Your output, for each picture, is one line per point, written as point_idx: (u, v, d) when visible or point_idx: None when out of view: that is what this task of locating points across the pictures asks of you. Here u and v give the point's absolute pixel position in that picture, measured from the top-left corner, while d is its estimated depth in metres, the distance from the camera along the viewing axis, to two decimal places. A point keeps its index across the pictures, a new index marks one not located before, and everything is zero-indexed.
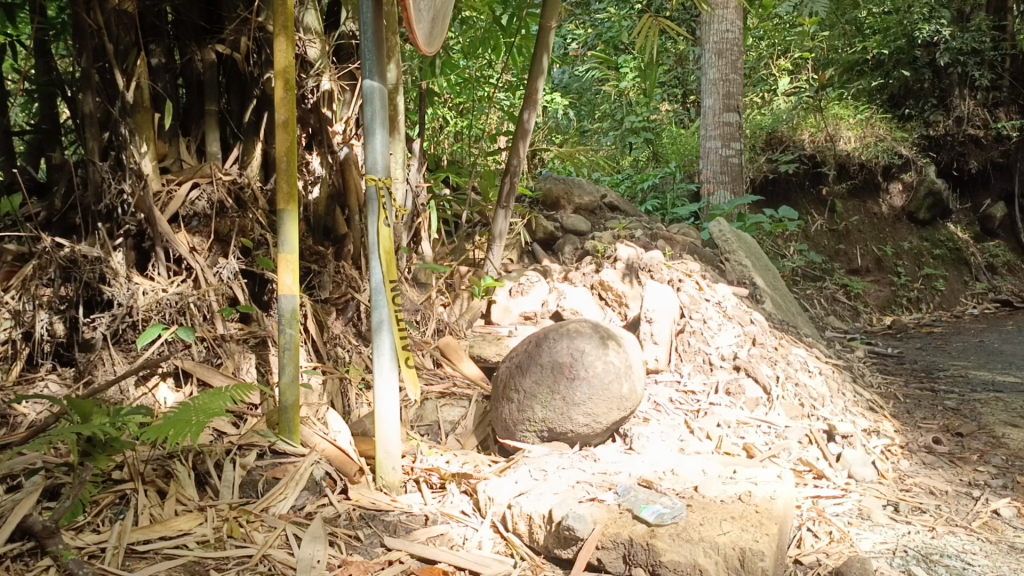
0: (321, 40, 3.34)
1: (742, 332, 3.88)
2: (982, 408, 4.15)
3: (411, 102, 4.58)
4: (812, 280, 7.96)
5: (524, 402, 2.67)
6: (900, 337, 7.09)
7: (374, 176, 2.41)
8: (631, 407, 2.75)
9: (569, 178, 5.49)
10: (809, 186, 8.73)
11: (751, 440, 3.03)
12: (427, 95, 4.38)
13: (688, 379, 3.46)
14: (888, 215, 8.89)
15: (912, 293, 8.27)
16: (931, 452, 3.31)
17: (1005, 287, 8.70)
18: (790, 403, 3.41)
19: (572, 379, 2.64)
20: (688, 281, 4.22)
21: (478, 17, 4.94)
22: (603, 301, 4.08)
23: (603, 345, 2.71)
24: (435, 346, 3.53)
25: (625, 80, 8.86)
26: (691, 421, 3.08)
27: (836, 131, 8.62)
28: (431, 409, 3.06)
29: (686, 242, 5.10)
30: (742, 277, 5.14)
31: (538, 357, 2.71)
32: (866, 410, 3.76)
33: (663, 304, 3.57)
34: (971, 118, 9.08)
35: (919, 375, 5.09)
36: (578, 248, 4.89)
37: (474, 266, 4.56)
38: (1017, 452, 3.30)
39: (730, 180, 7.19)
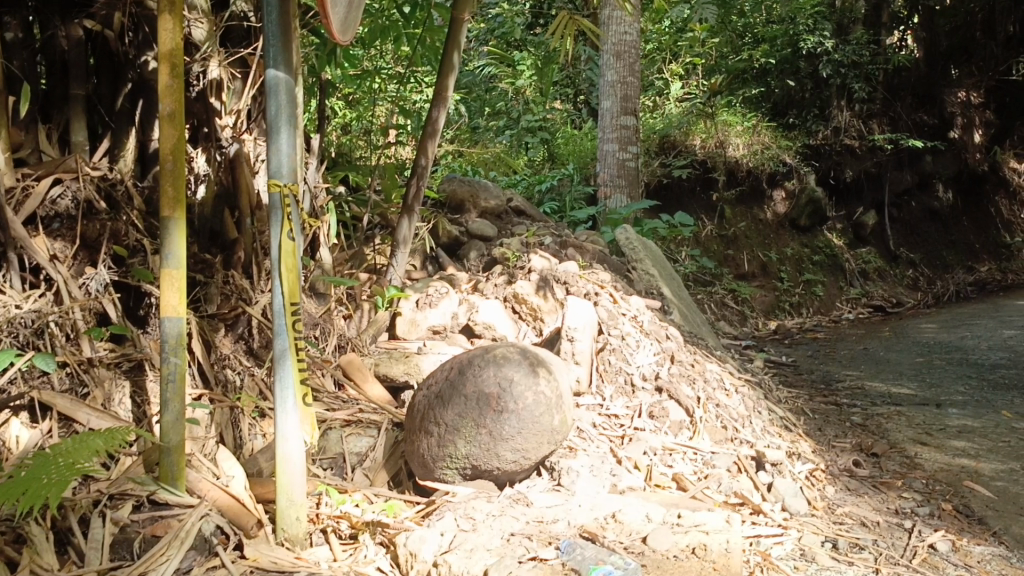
0: (209, 20, 2.97)
1: (661, 349, 3.67)
2: (888, 424, 4.15)
3: (308, 94, 4.22)
4: (702, 284, 7.99)
5: (444, 437, 2.40)
6: (788, 343, 7.18)
7: (279, 182, 2.09)
8: (561, 439, 2.52)
9: (474, 180, 5.23)
10: (700, 191, 8.75)
11: (680, 470, 2.87)
12: (325, 87, 4.04)
13: (610, 404, 3.27)
14: (772, 221, 9.05)
15: (794, 298, 8.43)
16: (852, 476, 3.22)
17: (877, 292, 8.99)
18: (714, 426, 3.27)
19: (499, 412, 2.39)
20: (604, 295, 4.00)
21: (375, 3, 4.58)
22: (516, 314, 3.85)
23: (533, 373, 2.47)
24: (336, 366, 3.23)
25: (521, 78, 8.73)
26: (618, 450, 2.90)
27: (725, 138, 8.72)
28: (335, 440, 2.75)
29: (596, 250, 4.94)
30: (650, 288, 5.02)
31: (462, 386, 2.44)
32: (782, 430, 3.67)
33: (585, 312, 3.38)
34: (847, 128, 9.37)
35: (820, 387, 5.09)
36: (484, 254, 4.70)
37: (374, 272, 4.24)
38: (933, 475, 3.26)
39: (626, 184, 7.11)
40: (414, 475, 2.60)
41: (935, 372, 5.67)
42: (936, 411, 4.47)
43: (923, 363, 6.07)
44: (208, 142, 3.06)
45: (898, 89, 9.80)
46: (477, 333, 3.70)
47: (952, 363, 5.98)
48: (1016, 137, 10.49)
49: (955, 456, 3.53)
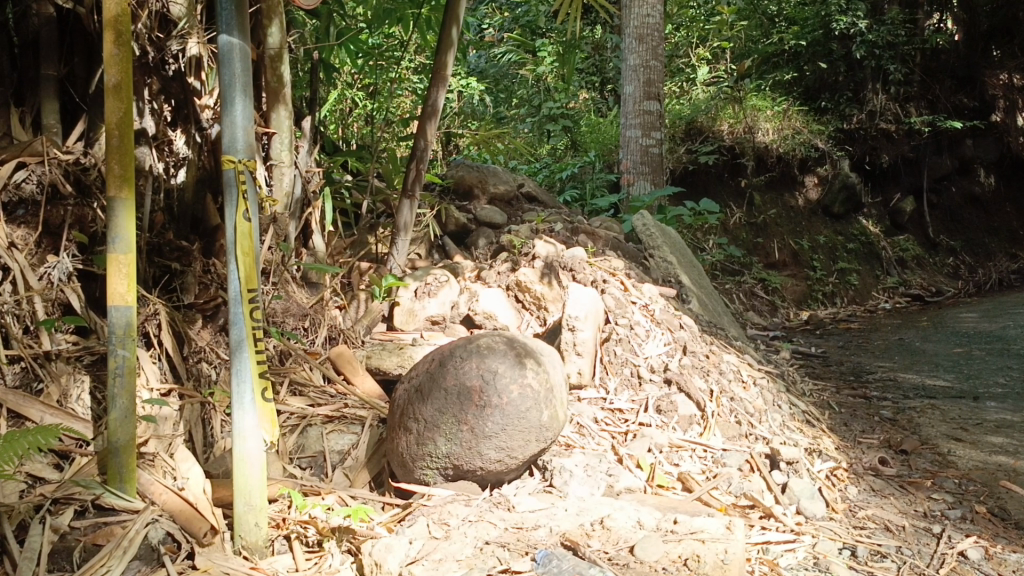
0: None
1: (670, 339, 3.46)
2: (919, 418, 3.89)
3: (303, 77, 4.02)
4: (730, 274, 7.72)
5: (423, 434, 2.22)
6: (819, 334, 6.90)
7: (233, 157, 1.91)
8: (552, 437, 2.33)
9: (483, 166, 5.05)
10: (728, 177, 8.44)
11: (687, 469, 2.68)
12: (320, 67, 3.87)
13: (615, 398, 3.07)
14: (804, 208, 8.72)
15: (826, 288, 8.13)
16: (877, 475, 2.98)
17: (915, 281, 8.65)
18: (726, 421, 3.05)
19: (482, 408, 2.20)
20: (613, 283, 3.81)
21: None
22: (519, 304, 3.67)
23: (520, 364, 2.28)
24: (326, 359, 3.06)
25: (543, 65, 8.52)
26: (619, 448, 2.71)
27: (754, 123, 8.38)
28: (315, 438, 2.58)
29: (610, 237, 4.73)
30: (667, 276, 4.80)
31: (442, 379, 2.25)
32: (803, 425, 3.43)
33: (585, 297, 3.14)
34: (883, 112, 8.99)
35: (848, 379, 4.83)
36: (493, 241, 4.52)
37: (375, 262, 4.06)
38: (967, 474, 3.01)
39: (651, 170, 6.83)
40: (394, 476, 2.41)
41: (974, 364, 5.37)
42: (972, 405, 4.20)
43: (962, 354, 5.77)
44: (188, 123, 2.89)
45: (936, 72, 9.44)
46: (477, 323, 3.55)
47: (993, 354, 5.67)
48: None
49: (992, 452, 3.28)
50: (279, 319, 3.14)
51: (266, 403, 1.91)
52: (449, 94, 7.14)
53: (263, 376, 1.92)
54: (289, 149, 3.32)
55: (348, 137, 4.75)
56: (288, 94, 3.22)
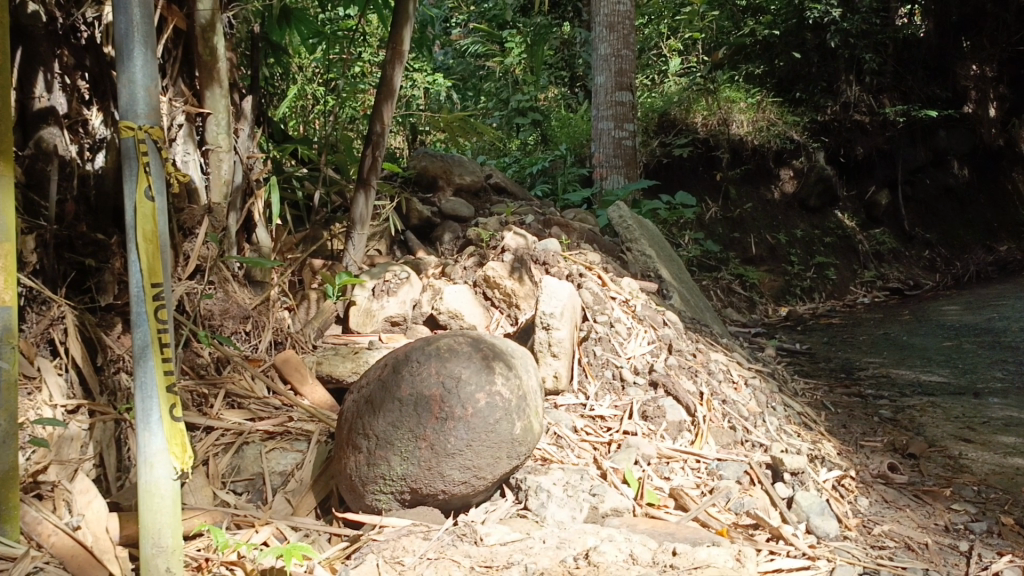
0: None
1: (653, 337, 3.19)
2: (921, 418, 3.62)
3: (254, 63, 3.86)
4: (707, 270, 7.44)
5: (375, 453, 1.88)
6: (800, 330, 6.64)
7: (132, 124, 1.58)
8: (528, 451, 2.00)
9: (447, 155, 4.71)
10: (703, 171, 8.17)
11: (680, 483, 2.37)
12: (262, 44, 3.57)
13: (596, 404, 2.74)
14: (780, 201, 8.48)
15: (804, 282, 7.89)
16: (887, 483, 2.70)
17: (893, 274, 8.46)
18: (720, 426, 2.76)
19: (443, 421, 1.87)
20: (591, 278, 3.51)
21: None
22: (488, 301, 3.35)
23: (487, 368, 1.94)
24: (272, 365, 2.74)
25: (510, 57, 8.22)
26: (602, 460, 2.40)
27: (728, 114, 8.13)
28: (253, 458, 2.23)
29: (585, 230, 4.42)
30: (646, 270, 4.51)
31: (396, 388, 1.91)
32: (801, 429, 3.15)
33: (563, 290, 2.79)
34: (857, 103, 8.87)
35: (839, 377, 4.56)
36: (459, 236, 4.23)
37: (330, 259, 3.73)
38: (985, 480, 2.75)
39: (624, 164, 6.53)
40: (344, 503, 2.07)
41: (965, 358, 5.14)
42: (974, 401, 3.96)
43: (951, 348, 5.54)
44: (106, 101, 2.53)
45: (909, 63, 9.26)
46: (442, 323, 3.20)
47: (984, 347, 5.45)
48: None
49: (1007, 455, 3.03)
50: (216, 322, 2.78)
51: (177, 422, 1.56)
52: (413, 90, 6.81)
53: (170, 389, 1.57)
54: (227, 132, 2.99)
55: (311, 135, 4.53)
56: (223, 70, 2.91)
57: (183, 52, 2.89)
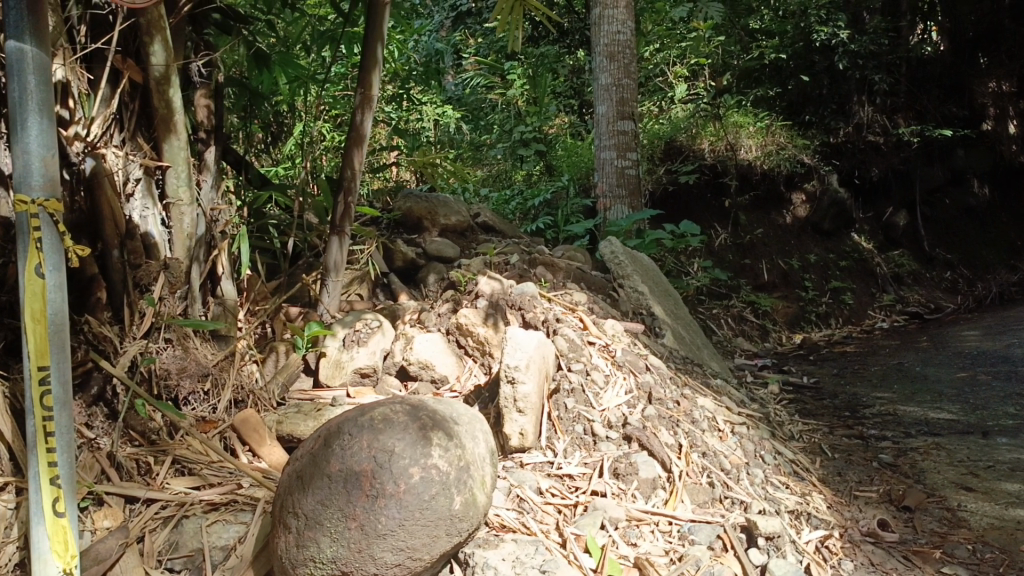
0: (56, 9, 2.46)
1: (632, 384, 3.06)
2: (924, 463, 3.47)
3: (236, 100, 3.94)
4: (717, 298, 7.25)
5: (303, 533, 1.77)
6: (813, 360, 6.45)
7: (25, 197, 1.58)
8: (472, 527, 1.89)
9: (432, 195, 4.63)
10: (711, 198, 8.00)
11: (647, 550, 2.24)
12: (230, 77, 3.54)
13: (564, 462, 2.60)
14: (792, 226, 8.29)
15: (820, 308, 7.69)
16: (877, 542, 2.56)
17: (912, 298, 8.25)
18: (697, 483, 2.62)
19: (374, 499, 1.76)
20: (570, 321, 3.38)
21: (315, 15, 4.34)
22: (462, 349, 3.22)
23: (422, 440, 1.84)
24: (229, 427, 2.66)
25: (512, 88, 8.06)
26: (564, 526, 2.27)
27: (736, 139, 7.93)
28: (192, 532, 2.14)
29: (571, 269, 4.30)
30: (638, 307, 4.36)
31: (326, 464, 1.81)
32: (791, 479, 3.01)
33: (529, 342, 2.65)
34: (870, 124, 8.69)
35: (843, 415, 4.39)
36: (444, 277, 4.09)
37: (307, 306, 3.62)
38: (982, 537, 2.62)
39: (627, 192, 6.28)
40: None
41: (978, 391, 4.95)
42: (981, 442, 3.80)
43: (965, 379, 5.36)
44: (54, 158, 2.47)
45: (924, 82, 9.08)
46: (413, 374, 3.11)
47: (998, 378, 5.28)
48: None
49: (1008, 507, 2.89)
50: (173, 381, 2.67)
51: (57, 519, 1.64)
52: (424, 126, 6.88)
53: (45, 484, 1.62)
54: (188, 185, 2.89)
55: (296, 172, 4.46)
56: (181, 121, 2.80)
57: (141, 105, 2.80)
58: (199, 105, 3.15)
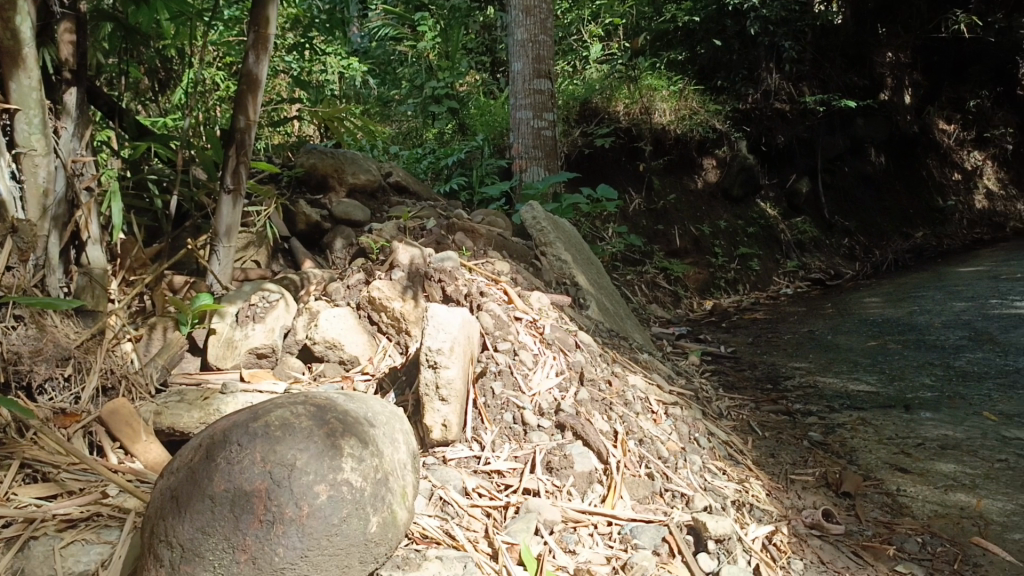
0: None
1: (563, 365, 2.79)
2: (853, 438, 3.28)
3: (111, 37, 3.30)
4: (631, 264, 7.00)
5: (179, 568, 1.43)
6: (726, 327, 6.31)
7: None
8: (390, 550, 1.59)
9: (338, 152, 4.20)
10: (626, 162, 7.66)
11: (588, 559, 1.97)
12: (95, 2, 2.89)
13: (493, 456, 2.30)
14: (703, 191, 8.09)
15: (728, 274, 7.53)
16: (823, 536, 2.33)
17: (815, 264, 8.21)
18: (636, 475, 2.37)
19: (270, 526, 1.43)
20: (494, 295, 3.06)
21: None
22: (375, 326, 2.88)
23: (330, 451, 1.52)
24: (96, 421, 2.29)
25: (422, 41, 7.60)
26: (495, 534, 1.99)
27: (651, 103, 7.68)
28: (43, 557, 1.76)
29: (491, 234, 3.97)
30: (561, 276, 4.08)
31: (209, 482, 1.47)
32: (728, 465, 2.75)
33: (453, 321, 2.34)
34: (777, 92, 8.61)
35: (765, 388, 4.25)
36: (352, 243, 3.70)
37: (194, 275, 3.19)
38: (928, 526, 2.42)
39: (544, 155, 5.94)
40: None
41: (892, 360, 4.84)
42: (906, 417, 3.57)
43: (876, 349, 5.22)
44: None
45: (827, 51, 9.00)
46: (318, 355, 2.74)
47: (910, 347, 5.11)
48: (942, 99, 10.16)
49: (948, 489, 2.68)
50: (25, 368, 2.28)
51: None
52: (329, 77, 6.46)
53: None
54: (43, 132, 2.45)
55: (174, 122, 3.93)
56: (31, 56, 2.36)
57: None
58: (61, 40, 2.62)
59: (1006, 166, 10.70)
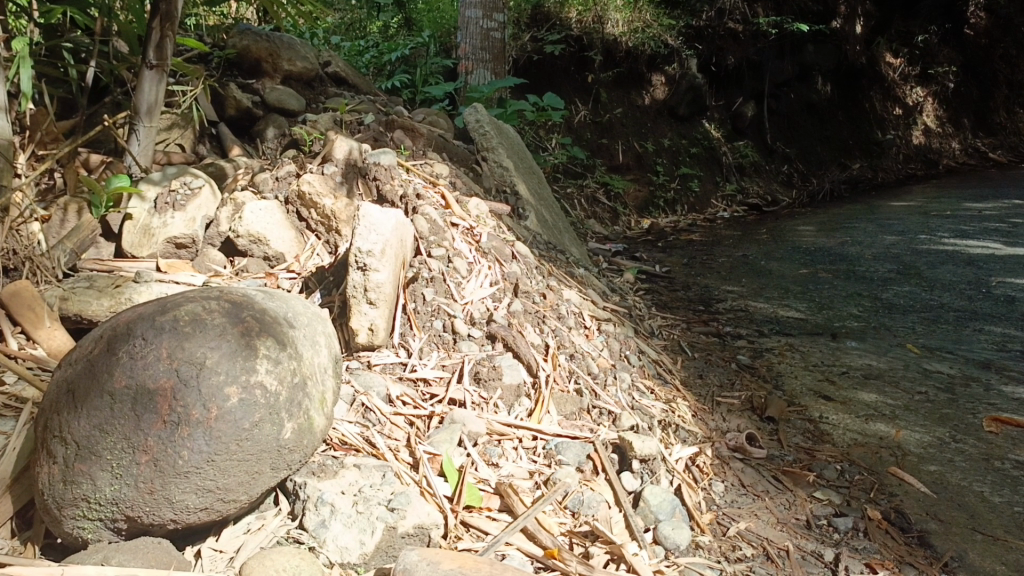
0: None
1: (497, 276, 2.71)
2: (780, 364, 3.30)
3: None
4: (573, 177, 6.88)
5: (74, 466, 1.33)
6: (662, 247, 6.30)
7: None
8: (304, 457, 1.51)
9: (272, 35, 3.94)
10: (574, 71, 7.47)
11: (510, 473, 1.94)
12: None
13: (419, 364, 2.23)
14: (649, 108, 7.94)
15: (668, 194, 7.48)
16: (745, 459, 2.35)
17: (753, 190, 8.21)
18: (564, 391, 2.33)
19: (173, 426, 1.34)
20: (431, 199, 2.94)
21: None
22: (303, 223, 2.74)
23: (243, 350, 1.42)
24: None
25: None
26: (416, 443, 1.93)
27: (604, 11, 7.47)
28: None
29: (432, 135, 3.81)
30: (501, 184, 3.97)
31: (109, 376, 1.35)
32: (656, 384, 2.74)
33: (386, 222, 2.21)
34: (732, 11, 8.45)
35: (698, 310, 4.26)
36: (284, 132, 3.51)
37: (111, 156, 2.98)
38: (848, 454, 2.45)
39: (492, 58, 5.71)
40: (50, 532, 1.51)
41: (822, 289, 4.88)
42: (832, 345, 3.62)
43: (807, 277, 5.26)
44: None
45: None
46: (241, 249, 2.60)
47: (840, 278, 5.16)
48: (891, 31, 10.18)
49: (868, 419, 2.72)
50: None
51: None
52: None
53: None
54: None
55: None
56: None
57: None
58: None
59: (946, 104, 10.79)
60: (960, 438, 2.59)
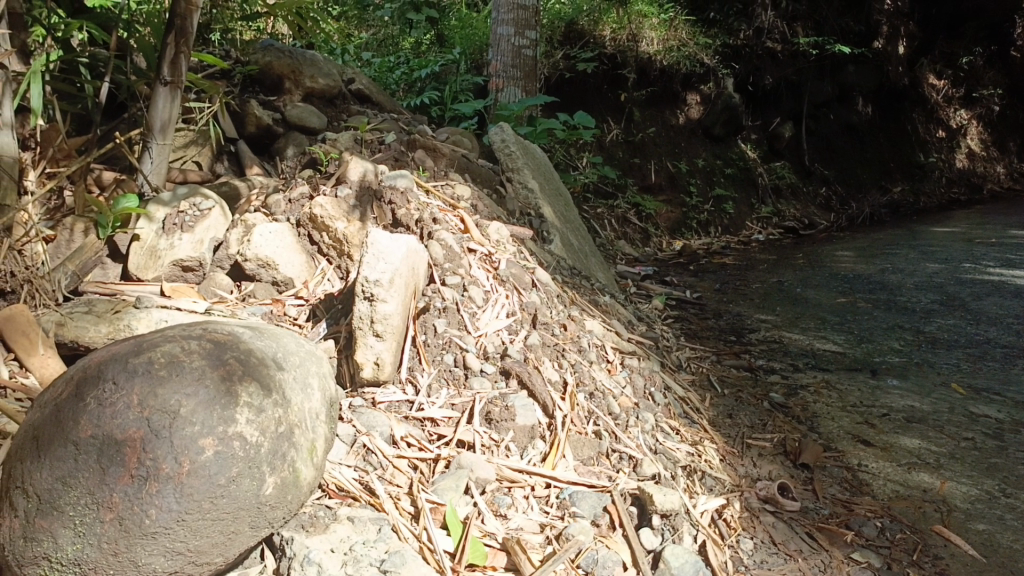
0: None
1: (515, 305, 2.58)
2: (815, 403, 3.12)
3: None
4: (603, 198, 6.74)
5: (34, 522, 1.21)
6: (693, 271, 6.12)
7: None
8: (288, 513, 1.39)
9: (296, 51, 3.87)
10: (607, 90, 7.32)
11: (519, 527, 1.80)
12: None
13: (427, 402, 2.10)
14: (683, 127, 7.78)
15: (701, 216, 7.31)
16: (776, 513, 2.18)
17: (789, 212, 7.99)
18: (582, 433, 2.18)
19: (139, 480, 1.22)
20: (448, 223, 2.81)
21: None
22: (315, 248, 2.64)
23: (223, 398, 1.31)
24: None
25: None
26: (419, 491, 1.80)
27: (639, 30, 7.34)
28: None
29: (455, 154, 3.69)
30: (526, 207, 3.85)
31: (76, 424, 1.24)
32: (682, 424, 2.58)
33: (396, 250, 2.09)
34: (770, 30, 8.25)
35: (729, 340, 4.08)
36: (304, 150, 3.41)
37: (123, 173, 2.90)
38: (888, 509, 2.27)
39: (522, 76, 5.59)
40: None
41: (860, 320, 4.68)
42: (872, 383, 3.42)
43: (845, 306, 5.05)
44: None
45: None
46: (249, 274, 2.49)
47: (880, 308, 4.95)
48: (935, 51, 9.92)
49: (911, 468, 2.54)
50: None
51: None
52: None
53: None
54: None
55: None
56: None
57: None
58: None
59: (991, 127, 10.50)
60: (1011, 493, 2.40)
